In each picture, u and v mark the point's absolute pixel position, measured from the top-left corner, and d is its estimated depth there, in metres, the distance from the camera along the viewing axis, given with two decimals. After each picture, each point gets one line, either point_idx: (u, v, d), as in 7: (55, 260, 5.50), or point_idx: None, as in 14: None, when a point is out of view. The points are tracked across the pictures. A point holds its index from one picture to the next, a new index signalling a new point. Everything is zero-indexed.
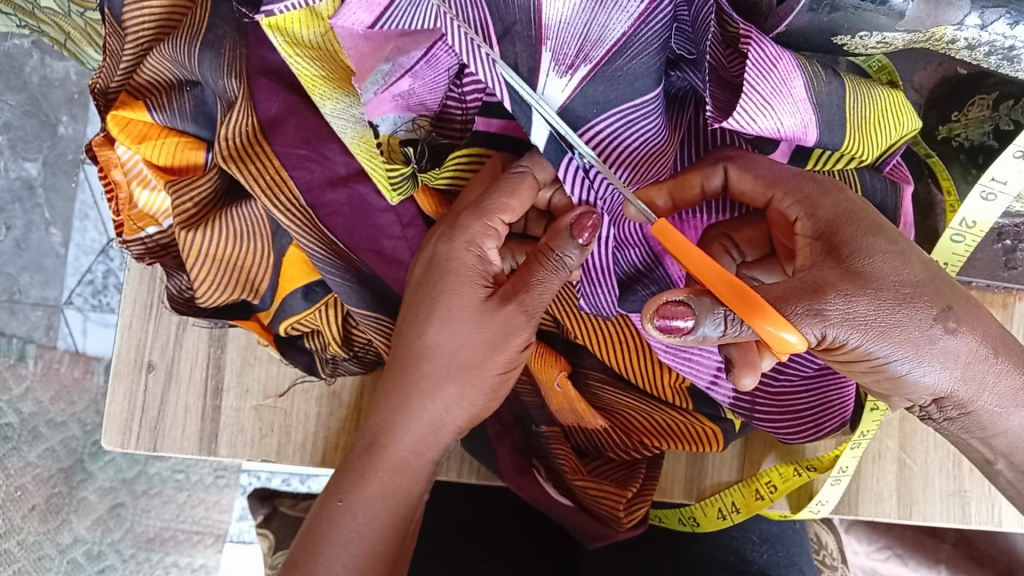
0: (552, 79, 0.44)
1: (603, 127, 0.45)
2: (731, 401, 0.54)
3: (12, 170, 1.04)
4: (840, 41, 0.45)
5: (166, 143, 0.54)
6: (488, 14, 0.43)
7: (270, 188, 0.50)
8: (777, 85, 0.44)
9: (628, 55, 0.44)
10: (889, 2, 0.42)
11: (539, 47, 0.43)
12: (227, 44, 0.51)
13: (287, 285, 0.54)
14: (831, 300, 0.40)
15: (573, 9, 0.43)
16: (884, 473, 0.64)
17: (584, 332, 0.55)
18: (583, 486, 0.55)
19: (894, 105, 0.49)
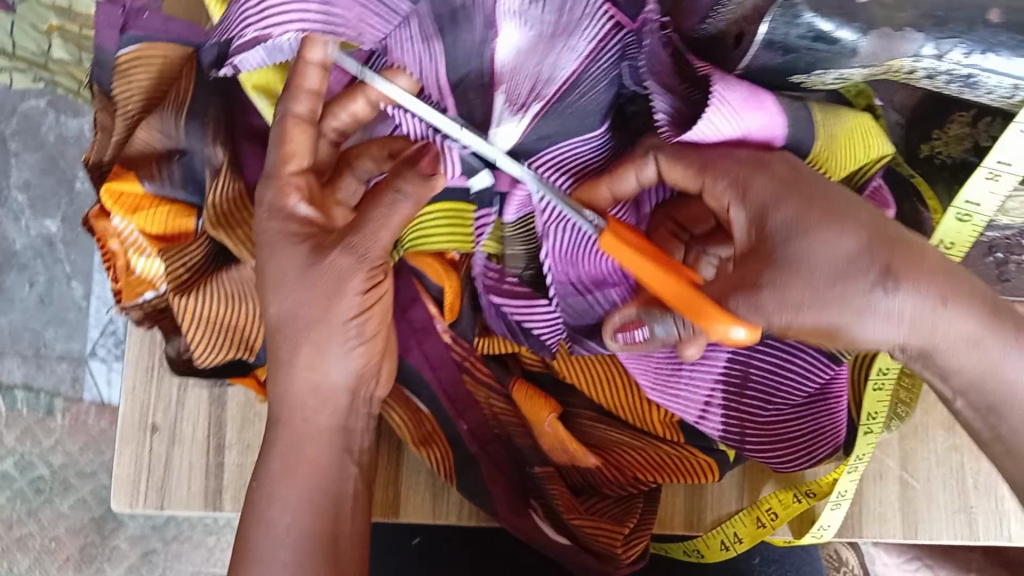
0: (508, 120, 0.46)
1: (546, 152, 0.47)
2: (721, 433, 0.54)
3: (33, 228, 1.08)
4: (798, 80, 0.45)
5: (158, 212, 0.56)
6: (443, 67, 0.45)
7: (256, 251, 0.53)
8: (747, 97, 0.43)
9: (578, 92, 0.46)
10: (839, 40, 0.42)
11: (492, 92, 0.45)
12: (211, 114, 0.54)
13: None
14: (764, 294, 0.41)
15: (520, 51, 0.45)
16: (887, 494, 0.65)
17: (575, 374, 0.55)
18: (580, 524, 0.55)
19: (860, 126, 0.49)
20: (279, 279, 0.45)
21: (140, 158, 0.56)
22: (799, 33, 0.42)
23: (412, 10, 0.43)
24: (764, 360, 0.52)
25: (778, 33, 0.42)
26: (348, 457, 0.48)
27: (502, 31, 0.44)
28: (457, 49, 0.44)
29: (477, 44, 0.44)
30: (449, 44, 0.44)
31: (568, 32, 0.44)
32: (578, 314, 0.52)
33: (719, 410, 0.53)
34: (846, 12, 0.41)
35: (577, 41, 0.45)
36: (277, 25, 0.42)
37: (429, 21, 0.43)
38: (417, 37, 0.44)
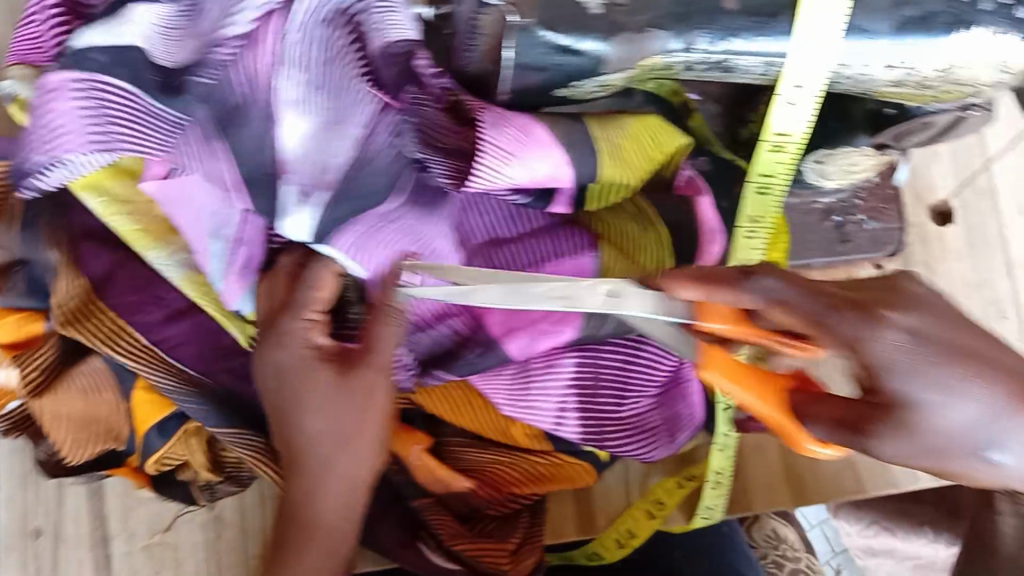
0: (295, 213, 0.45)
1: (351, 234, 0.47)
2: (580, 437, 0.55)
3: None
4: (564, 93, 0.47)
5: (6, 321, 0.54)
6: (230, 162, 0.45)
7: (111, 337, 0.53)
8: (517, 136, 0.46)
9: (357, 174, 0.46)
10: (581, 49, 0.44)
11: (281, 181, 0.45)
12: (43, 222, 0.53)
13: (143, 425, 0.56)
14: (868, 442, 0.38)
15: (307, 142, 0.45)
16: (769, 463, 0.68)
17: (435, 402, 0.57)
18: (467, 551, 0.56)
19: (646, 128, 0.52)
20: (309, 400, 0.49)
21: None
22: (542, 50, 0.44)
23: (185, 118, 0.45)
24: (610, 358, 0.54)
25: (524, 56, 0.45)
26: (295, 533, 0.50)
27: (284, 124, 0.44)
28: (241, 146, 0.45)
29: (259, 137, 0.45)
30: (232, 140, 0.45)
31: (341, 119, 0.45)
32: (420, 344, 0.53)
33: (572, 417, 0.54)
34: (581, 26, 0.44)
35: (351, 127, 0.46)
36: (63, 149, 0.46)
37: (208, 125, 0.45)
38: (197, 139, 0.45)
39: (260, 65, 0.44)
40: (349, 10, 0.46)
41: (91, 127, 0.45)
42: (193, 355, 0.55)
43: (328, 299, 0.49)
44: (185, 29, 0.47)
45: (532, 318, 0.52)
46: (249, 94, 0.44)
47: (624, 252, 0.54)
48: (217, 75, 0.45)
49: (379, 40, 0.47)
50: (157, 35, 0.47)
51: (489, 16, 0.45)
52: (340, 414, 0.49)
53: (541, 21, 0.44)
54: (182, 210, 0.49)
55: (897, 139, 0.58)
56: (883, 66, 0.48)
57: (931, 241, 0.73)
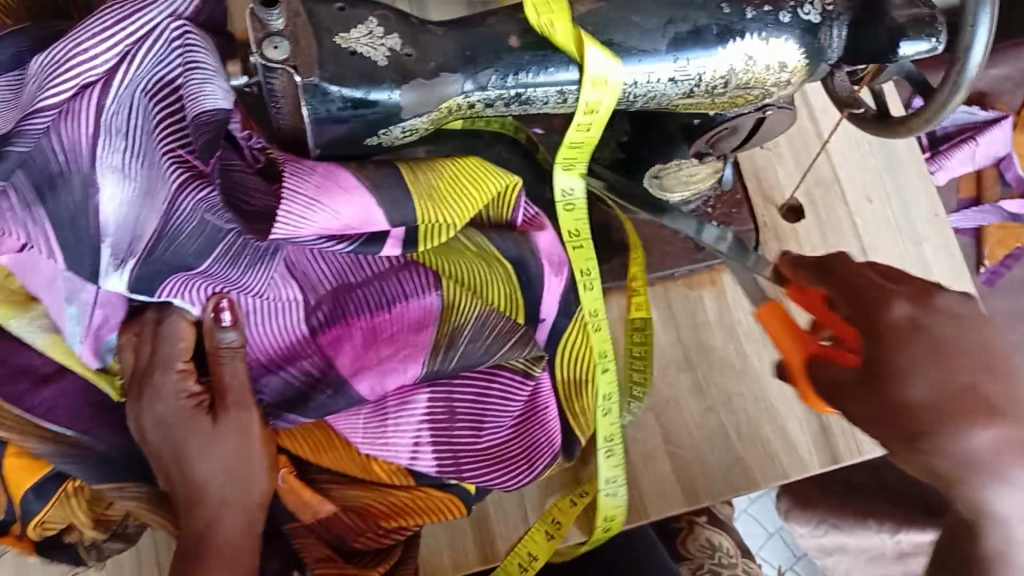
0: (112, 275, 0.48)
1: (174, 278, 0.50)
2: (437, 468, 0.59)
3: None
4: (374, 142, 0.51)
5: None
6: (50, 228, 0.46)
7: None
8: (320, 182, 0.49)
9: (164, 246, 0.49)
10: (378, 101, 0.48)
11: (99, 244, 0.47)
12: None
13: (20, 490, 0.58)
14: (847, 400, 0.55)
15: (123, 208, 0.48)
16: (660, 470, 0.69)
17: (301, 443, 0.59)
18: (326, 573, 0.59)
19: (473, 165, 0.56)
20: (188, 450, 0.53)
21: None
22: (337, 106, 0.47)
23: (7, 185, 0.45)
24: (464, 388, 0.59)
25: (320, 112, 0.47)
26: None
27: (103, 190, 0.47)
28: (61, 212, 0.46)
29: (79, 203, 0.47)
30: (52, 207, 0.46)
31: (152, 190, 0.48)
32: (277, 390, 0.57)
33: (428, 449, 0.59)
34: (371, 78, 0.47)
35: (160, 197, 0.49)
36: None
37: (26, 189, 0.46)
38: (15, 205, 0.46)
39: (76, 133, 0.46)
40: (170, 83, 0.50)
41: None
42: (67, 416, 0.57)
43: (191, 348, 0.53)
44: (12, 101, 0.49)
45: (380, 358, 0.57)
46: (68, 161, 0.46)
47: (471, 287, 0.59)
48: (33, 142, 0.46)
49: (194, 109, 0.50)
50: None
51: (276, 80, 0.46)
52: (224, 456, 0.54)
53: (328, 77, 0.46)
54: (33, 278, 0.51)
55: (713, 146, 0.62)
56: (670, 79, 0.53)
57: (786, 237, 0.76)
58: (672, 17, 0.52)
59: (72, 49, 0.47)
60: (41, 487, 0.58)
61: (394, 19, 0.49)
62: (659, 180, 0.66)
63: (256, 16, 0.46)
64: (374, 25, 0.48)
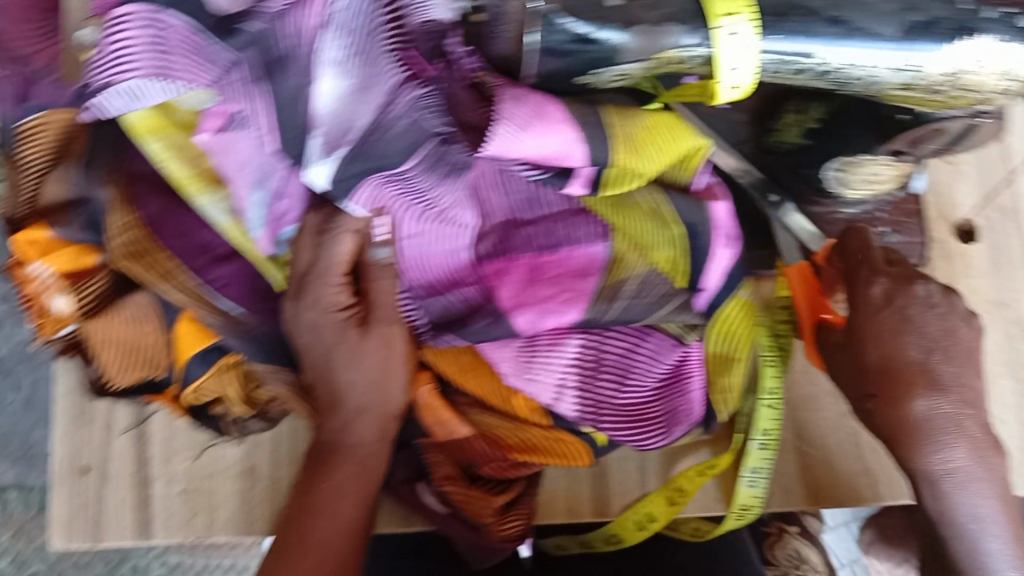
0: (318, 163, 0.49)
1: (372, 182, 0.51)
2: (577, 413, 0.60)
3: (14, 335, 1.29)
4: (585, 81, 0.52)
5: (65, 253, 0.60)
6: (271, 108, 0.49)
7: (162, 276, 0.58)
8: (532, 110, 0.50)
9: (375, 140, 0.50)
10: (602, 40, 0.48)
11: (309, 132, 0.48)
12: (103, 166, 0.58)
13: (184, 355, 0.61)
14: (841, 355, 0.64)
15: (337, 101, 0.48)
16: (786, 465, 0.70)
17: (448, 364, 0.61)
18: (453, 491, 0.64)
19: (667, 123, 0.56)
20: (336, 355, 0.55)
21: (48, 207, 0.60)
22: (562, 38, 0.48)
23: (237, 59, 0.49)
24: (616, 342, 0.60)
25: (546, 41, 0.49)
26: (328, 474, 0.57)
27: (321, 81, 0.48)
28: (281, 95, 0.48)
29: (296, 90, 0.48)
30: (275, 89, 0.48)
31: (369, 86, 0.49)
32: (437, 309, 0.58)
33: (572, 393, 0.60)
34: (600, 16, 0.48)
35: (374, 95, 0.49)
36: (122, 74, 0.48)
37: (256, 68, 0.49)
38: (243, 81, 0.49)
39: (305, 21, 0.48)
40: None
41: (148, 62, 0.48)
42: (237, 294, 0.59)
43: (348, 263, 0.54)
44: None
45: (540, 297, 0.57)
46: (295, 47, 0.48)
47: (636, 244, 0.58)
48: (266, 25, 0.49)
49: (418, 19, 0.52)
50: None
51: None
52: (368, 366, 0.56)
53: (561, 8, 0.48)
54: (229, 158, 0.51)
55: (911, 145, 0.62)
56: (891, 68, 0.51)
57: (954, 257, 0.75)
58: (910, 3, 0.50)
59: None
60: (205, 354, 0.61)
61: None
62: (841, 173, 0.65)
63: None
64: None
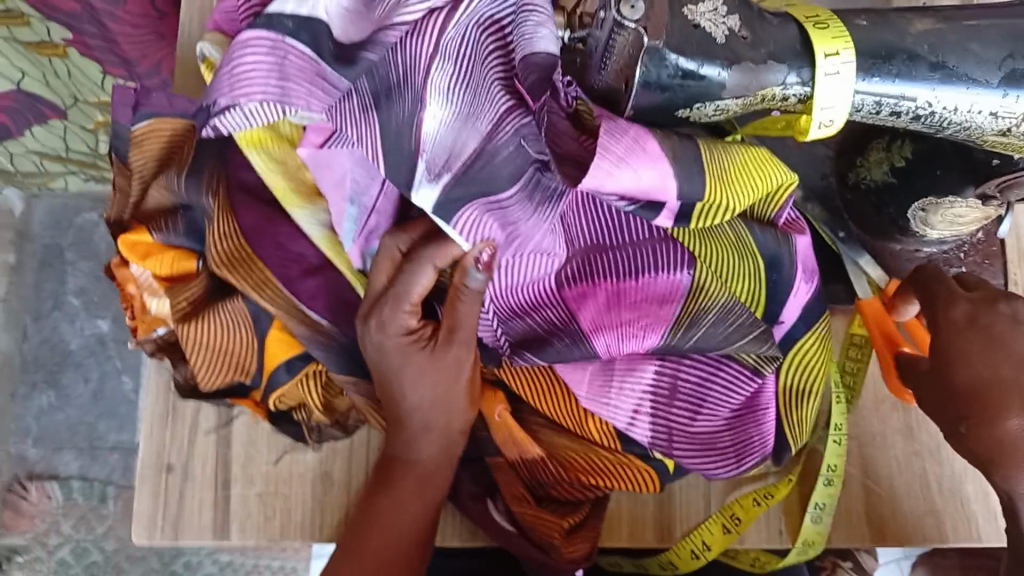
0: (425, 187, 0.50)
1: (476, 206, 0.51)
2: (651, 439, 0.61)
3: (89, 327, 1.43)
4: (685, 114, 0.52)
5: (166, 257, 0.63)
6: (378, 131, 0.49)
7: (257, 285, 0.59)
8: (629, 145, 0.51)
9: (479, 165, 0.51)
10: (706, 75, 0.49)
11: (417, 156, 0.50)
12: (207, 173, 0.61)
13: (273, 360, 0.62)
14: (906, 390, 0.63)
15: (444, 127, 0.50)
16: (851, 499, 0.68)
17: (522, 384, 0.62)
18: (525, 513, 0.64)
19: (757, 159, 0.56)
20: (405, 376, 0.58)
21: (153, 212, 0.63)
22: (669, 73, 0.49)
23: (350, 88, 0.50)
24: (691, 372, 0.61)
25: (651, 75, 0.49)
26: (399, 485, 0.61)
27: (428, 107, 0.50)
28: (390, 122, 0.50)
29: (407, 116, 0.50)
30: (384, 115, 0.49)
31: (475, 114, 0.51)
32: (518, 331, 0.60)
33: (646, 419, 0.61)
34: (707, 53, 0.49)
35: (479, 122, 0.51)
36: (244, 94, 0.49)
37: (366, 96, 0.50)
38: (356, 108, 0.50)
39: (418, 51, 0.50)
40: (501, 21, 0.51)
41: (269, 86, 0.49)
42: (326, 307, 0.60)
43: (423, 294, 0.55)
44: (362, 12, 0.51)
45: (621, 320, 0.58)
46: (408, 77, 0.50)
47: (717, 272, 0.59)
48: (382, 53, 0.50)
49: None
50: (338, 12, 0.51)
51: (622, 37, 0.48)
52: (433, 388, 0.58)
53: (670, 45, 0.48)
54: (327, 175, 0.54)
55: (1001, 192, 0.60)
56: (991, 113, 0.52)
57: None
58: (1012, 52, 0.51)
59: None
60: (291, 363, 0.62)
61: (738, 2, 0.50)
62: (924, 214, 0.64)
63: None
64: (720, 3, 0.50)
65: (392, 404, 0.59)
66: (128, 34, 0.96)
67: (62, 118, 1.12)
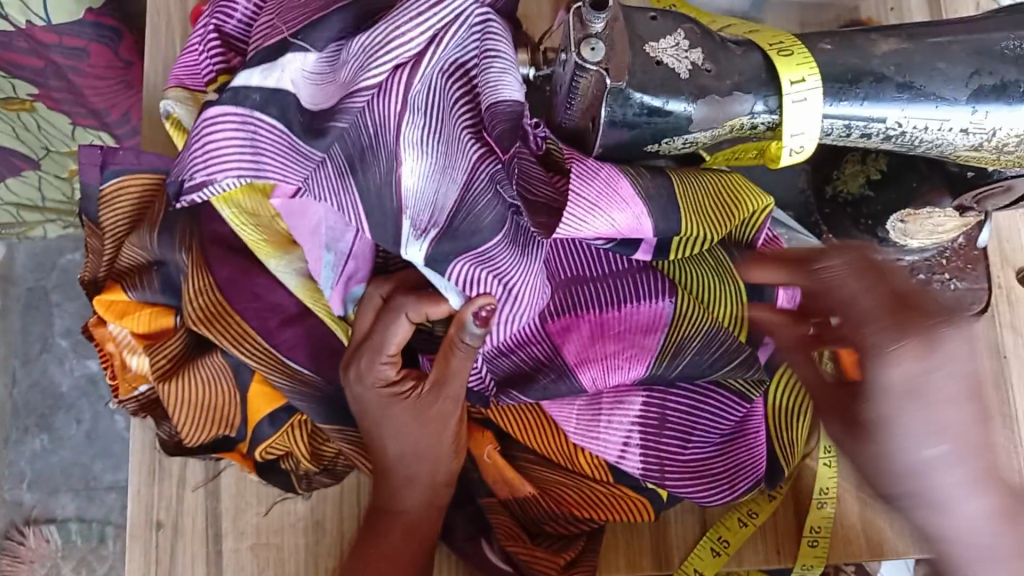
0: (413, 246, 0.51)
1: (464, 263, 0.52)
2: (641, 471, 0.61)
3: (78, 368, 1.41)
4: (654, 148, 0.52)
5: (142, 313, 0.62)
6: (358, 195, 0.50)
7: (235, 339, 0.59)
8: (603, 188, 0.51)
9: (462, 216, 0.51)
10: (672, 111, 0.49)
11: (399, 214, 0.51)
12: (178, 227, 0.61)
13: (255, 415, 0.63)
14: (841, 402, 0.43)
15: (424, 182, 0.51)
16: (847, 514, 0.67)
17: (509, 423, 0.62)
18: (519, 552, 0.62)
19: (727, 187, 0.56)
20: (390, 428, 0.57)
21: (127, 270, 0.63)
22: (634, 111, 0.49)
23: (323, 156, 0.50)
24: (680, 400, 0.60)
25: (617, 114, 0.49)
26: (390, 529, 0.59)
27: (405, 165, 0.50)
28: (368, 185, 0.50)
29: (385, 176, 0.50)
30: (361, 180, 0.50)
31: (450, 165, 0.51)
32: (503, 369, 0.59)
33: (636, 450, 0.60)
34: (672, 88, 0.49)
35: (455, 173, 0.52)
36: (219, 171, 0.48)
37: (341, 161, 0.50)
38: (333, 175, 0.50)
39: (387, 108, 0.49)
40: (466, 65, 0.51)
41: (243, 158, 0.48)
42: (306, 356, 0.60)
43: (401, 344, 0.55)
44: (327, 75, 0.51)
45: (606, 354, 0.57)
46: (378, 136, 0.50)
47: (698, 299, 0.58)
48: (353, 119, 0.49)
49: None
50: (304, 77, 0.51)
51: (585, 79, 0.48)
52: (419, 438, 0.57)
53: (634, 84, 0.48)
54: (299, 224, 0.54)
55: (979, 203, 0.61)
56: (961, 130, 0.52)
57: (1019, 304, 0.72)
58: (979, 67, 0.51)
59: (389, 29, 0.49)
60: (274, 415, 0.63)
61: (700, 34, 0.50)
62: (903, 224, 0.64)
63: (579, 15, 0.47)
64: (681, 38, 0.50)
65: (375, 454, 0.59)
66: (95, 86, 0.95)
67: (36, 166, 1.12)
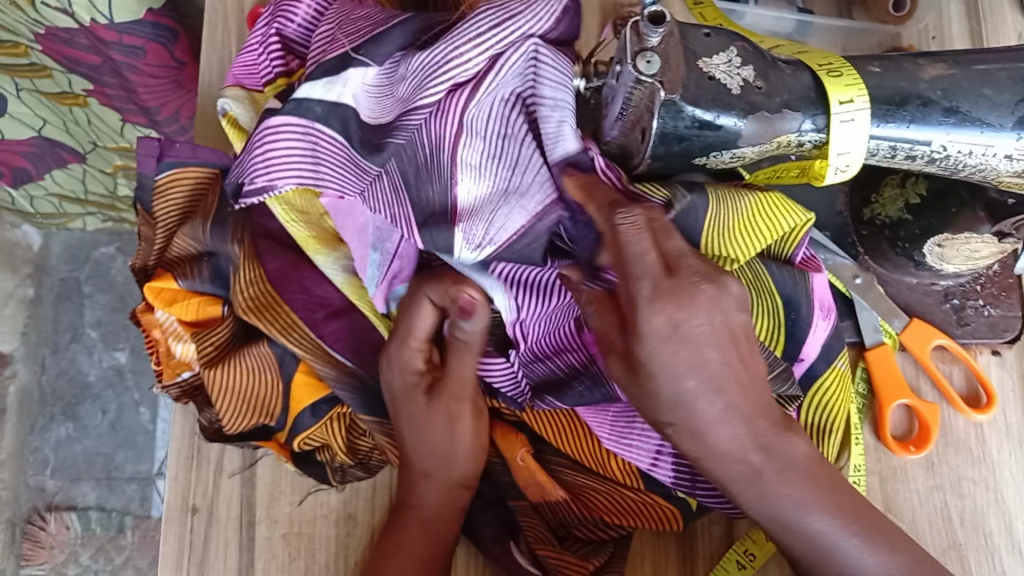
0: (467, 253, 0.55)
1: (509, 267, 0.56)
2: (673, 479, 0.62)
3: (106, 359, 1.44)
4: (702, 161, 0.54)
5: (191, 302, 0.64)
6: (414, 207, 0.55)
7: (283, 328, 0.60)
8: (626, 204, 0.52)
9: (526, 240, 0.55)
10: (723, 125, 0.50)
11: (453, 228, 0.54)
12: (231, 219, 0.62)
13: (297, 406, 0.64)
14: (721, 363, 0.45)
15: (479, 199, 0.54)
16: None
17: (544, 427, 0.63)
18: (548, 557, 0.62)
19: (764, 205, 0.57)
20: (410, 414, 0.59)
21: (177, 259, 0.64)
22: (686, 124, 0.50)
23: (381, 172, 0.54)
24: None
25: (668, 126, 0.50)
26: (409, 521, 0.59)
27: (461, 183, 0.54)
28: (423, 201, 0.54)
29: (440, 192, 0.54)
30: (416, 195, 0.54)
31: (515, 189, 0.54)
32: (538, 374, 0.60)
33: (669, 458, 0.61)
34: (723, 103, 0.50)
35: (527, 201, 0.54)
36: (280, 177, 0.52)
37: (398, 176, 0.54)
38: (389, 189, 0.55)
39: (442, 129, 0.53)
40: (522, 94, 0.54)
41: (303, 168, 0.52)
42: (347, 350, 0.61)
43: (427, 329, 0.58)
44: (385, 89, 0.54)
45: None
46: (434, 154, 0.53)
47: None
48: (409, 136, 0.53)
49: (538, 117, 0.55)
50: (365, 92, 0.54)
51: (639, 92, 0.49)
52: (438, 428, 0.59)
53: (687, 97, 0.49)
54: (347, 223, 0.56)
55: (1018, 230, 0.61)
56: (1006, 155, 0.53)
57: None
58: None
59: (450, 54, 0.51)
60: (315, 407, 0.65)
61: (752, 52, 0.52)
62: (940, 249, 0.65)
63: (636, 29, 0.48)
64: (733, 55, 0.51)
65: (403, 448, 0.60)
66: (148, 84, 0.97)
67: (82, 161, 1.16)
